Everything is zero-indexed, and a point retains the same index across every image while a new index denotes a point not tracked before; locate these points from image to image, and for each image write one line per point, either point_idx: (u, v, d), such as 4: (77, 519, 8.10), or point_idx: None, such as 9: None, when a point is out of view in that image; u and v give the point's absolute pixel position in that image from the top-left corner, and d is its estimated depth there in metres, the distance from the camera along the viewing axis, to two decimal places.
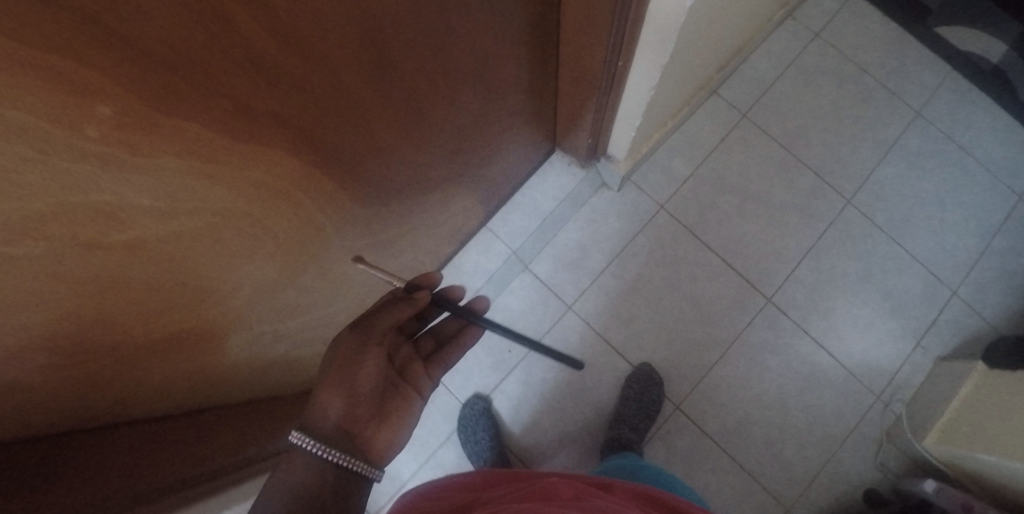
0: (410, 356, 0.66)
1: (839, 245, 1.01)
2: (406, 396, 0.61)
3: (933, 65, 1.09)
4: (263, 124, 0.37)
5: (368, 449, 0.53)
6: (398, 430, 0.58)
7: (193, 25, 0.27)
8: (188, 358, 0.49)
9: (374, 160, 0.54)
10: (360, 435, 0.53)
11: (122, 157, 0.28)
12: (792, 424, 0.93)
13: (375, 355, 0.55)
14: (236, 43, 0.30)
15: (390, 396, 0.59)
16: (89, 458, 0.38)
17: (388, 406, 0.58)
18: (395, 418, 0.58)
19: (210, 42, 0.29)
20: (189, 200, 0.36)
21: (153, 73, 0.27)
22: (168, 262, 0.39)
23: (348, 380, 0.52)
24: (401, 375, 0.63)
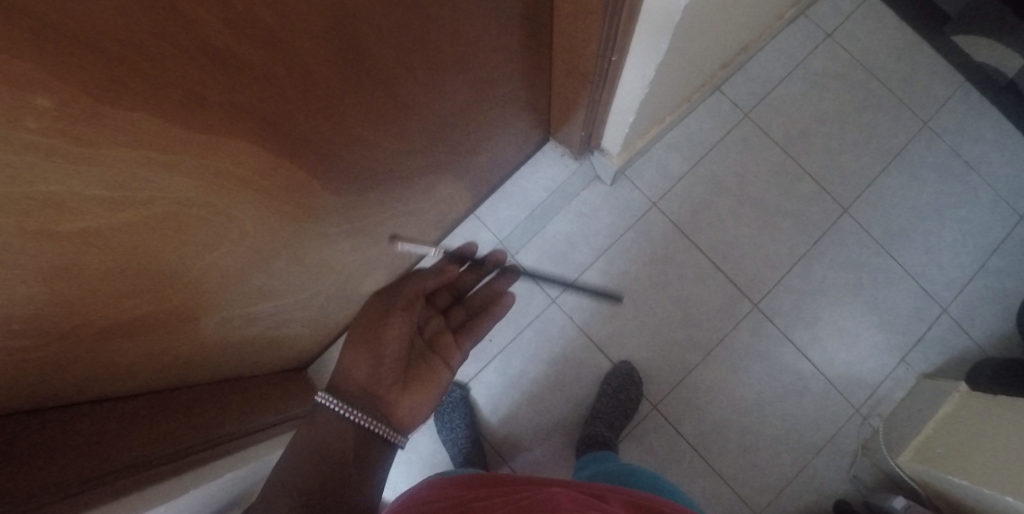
0: (442, 330, 0.74)
1: (832, 254, 1.00)
2: (434, 367, 0.68)
3: (944, 75, 1.06)
4: (220, 114, 0.36)
5: (395, 413, 0.61)
6: (426, 398, 0.65)
7: (142, 15, 0.25)
8: (153, 341, 0.49)
9: (348, 150, 0.53)
10: (386, 396, 0.61)
11: (66, 149, 0.27)
12: (768, 431, 0.93)
13: (398, 323, 0.66)
14: (191, 34, 0.29)
15: (419, 366, 0.67)
16: (50, 441, 0.38)
17: (416, 374, 0.66)
18: (423, 387, 0.65)
19: (160, 33, 0.27)
20: (143, 189, 0.35)
21: (100, 65, 0.25)
22: (125, 250, 0.38)
23: (373, 345, 0.63)
24: (432, 347, 0.71)
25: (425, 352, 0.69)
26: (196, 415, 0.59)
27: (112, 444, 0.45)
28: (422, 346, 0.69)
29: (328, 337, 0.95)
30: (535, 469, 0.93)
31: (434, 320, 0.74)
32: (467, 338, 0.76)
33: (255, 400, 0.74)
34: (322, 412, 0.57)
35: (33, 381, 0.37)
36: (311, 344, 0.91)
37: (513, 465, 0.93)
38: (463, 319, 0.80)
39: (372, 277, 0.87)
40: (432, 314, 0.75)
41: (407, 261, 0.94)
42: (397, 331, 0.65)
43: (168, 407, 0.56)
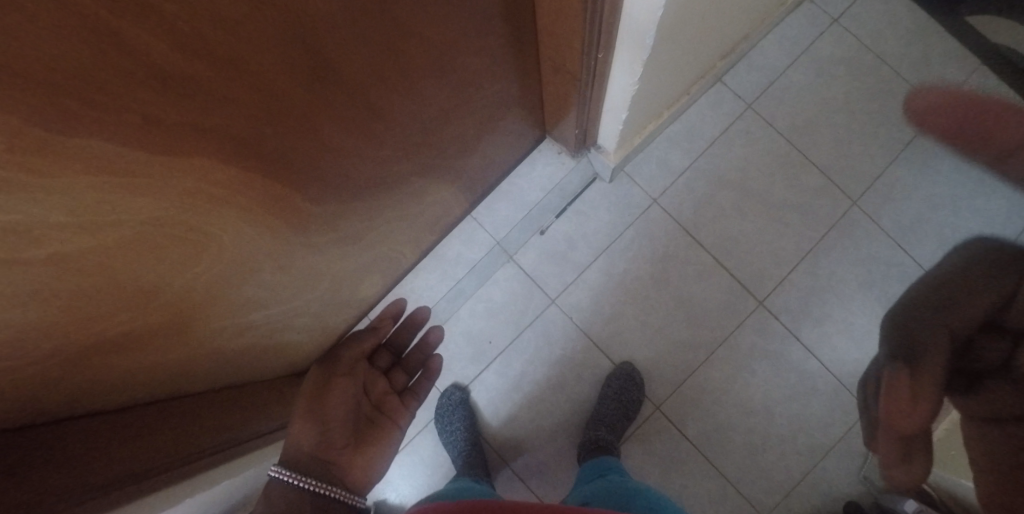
0: (389, 391, 0.72)
1: (841, 248, 0.96)
2: (385, 427, 0.66)
3: (960, 59, 1.01)
4: (180, 135, 0.35)
5: (348, 476, 0.58)
6: (380, 459, 0.63)
7: (81, 46, 0.25)
8: (144, 355, 0.50)
9: (327, 161, 0.53)
10: (337, 462, 0.58)
11: (24, 180, 0.27)
12: (775, 433, 0.91)
13: (341, 387, 0.63)
14: (132, 58, 0.28)
15: (370, 429, 0.64)
16: (48, 453, 0.39)
17: (368, 437, 0.63)
18: (375, 449, 0.63)
19: (105, 61, 0.27)
20: (109, 213, 0.35)
21: (47, 99, 0.25)
22: (102, 271, 0.38)
23: (317, 411, 0.59)
24: (379, 409, 0.68)
25: (374, 414, 0.67)
26: (189, 424, 0.60)
27: (105, 459, 0.45)
28: (370, 408, 0.67)
29: (329, 342, 0.96)
30: (536, 471, 0.92)
31: (380, 381, 0.72)
32: (412, 398, 0.75)
33: (252, 405, 0.75)
34: (274, 486, 0.52)
35: (24, 403, 0.38)
36: (311, 351, 0.92)
37: (514, 467, 0.92)
38: (407, 379, 0.78)
39: (367, 282, 0.87)
40: (377, 374, 0.73)
41: (403, 265, 0.93)
42: (341, 395, 0.63)
43: (161, 419, 0.56)
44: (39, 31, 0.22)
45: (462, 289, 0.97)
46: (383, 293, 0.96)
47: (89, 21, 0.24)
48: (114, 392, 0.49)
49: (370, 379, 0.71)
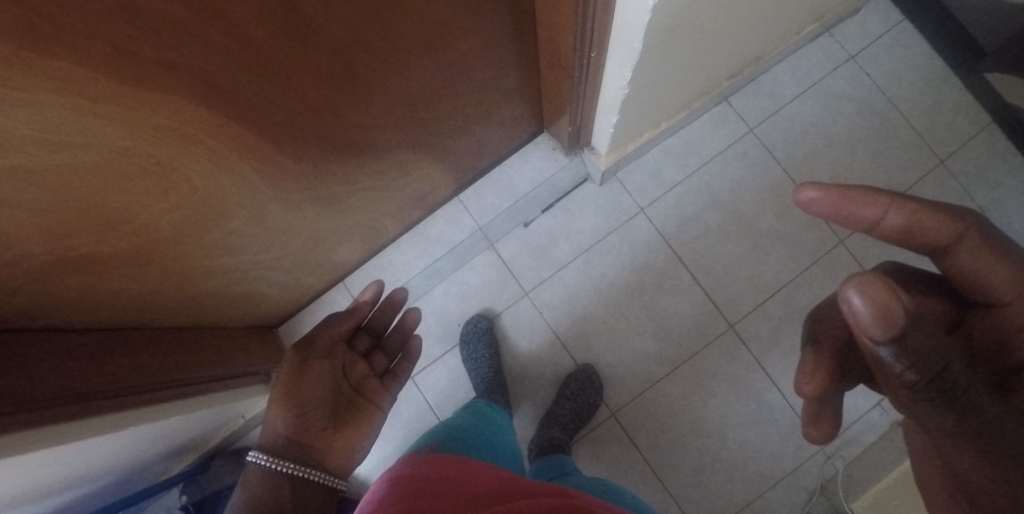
0: (369, 373, 0.73)
1: (820, 285, 0.96)
2: (365, 409, 0.68)
3: (971, 113, 1.00)
4: (150, 68, 0.37)
5: (330, 459, 0.60)
6: (361, 441, 0.64)
7: None
8: (106, 279, 0.51)
9: (310, 120, 0.55)
10: (316, 444, 0.59)
11: None
12: (725, 456, 0.91)
13: (317, 370, 0.64)
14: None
15: (349, 411, 0.66)
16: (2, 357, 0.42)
17: (347, 419, 0.64)
18: (356, 430, 0.64)
19: None
20: (76, 134, 0.37)
21: (24, 21, 0.27)
22: (68, 191, 0.40)
23: (294, 396, 0.60)
24: (359, 391, 0.70)
25: (353, 396, 0.68)
26: (147, 355, 0.62)
27: (58, 371, 0.48)
28: (350, 391, 0.68)
29: (301, 301, 0.97)
30: None
31: (360, 364, 0.73)
32: (393, 380, 0.76)
33: (214, 348, 0.77)
34: (252, 470, 0.55)
35: None
36: (282, 306, 0.94)
37: None
38: (388, 361, 0.79)
39: (344, 247, 0.88)
40: (357, 357, 0.73)
41: (384, 235, 0.95)
42: (317, 380, 0.64)
43: (118, 347, 0.59)
44: None
45: (439, 269, 0.98)
46: (361, 261, 0.98)
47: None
48: (72, 310, 0.51)
49: (350, 361, 0.72)
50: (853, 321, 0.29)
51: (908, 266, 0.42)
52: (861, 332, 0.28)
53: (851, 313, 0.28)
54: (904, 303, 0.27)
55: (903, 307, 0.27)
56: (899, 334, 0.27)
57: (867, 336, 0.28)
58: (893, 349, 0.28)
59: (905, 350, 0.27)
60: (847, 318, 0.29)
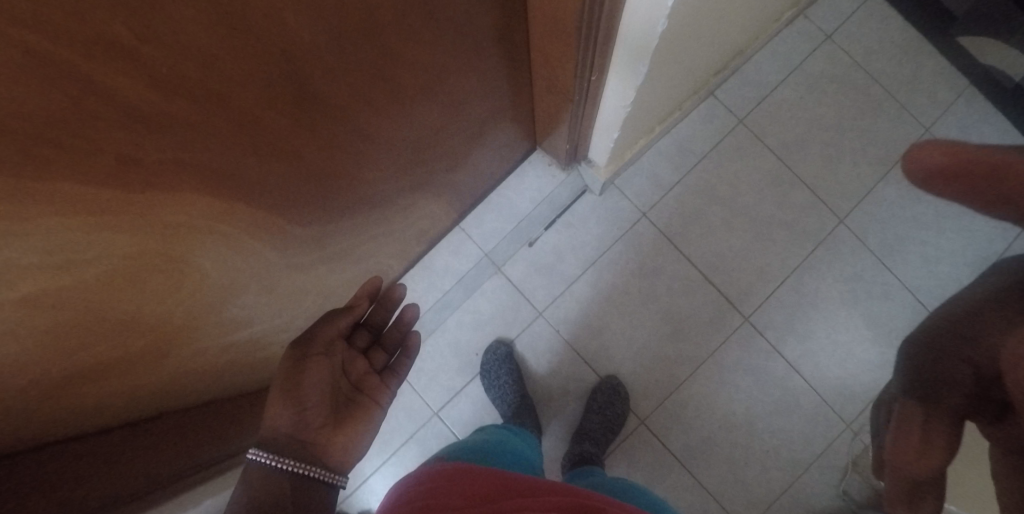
0: (369, 370, 0.66)
1: (827, 266, 0.97)
2: (365, 407, 0.61)
3: (948, 78, 1.02)
4: (159, 172, 0.35)
5: (329, 456, 0.54)
6: (361, 439, 0.58)
7: (50, 91, 0.24)
8: (127, 379, 0.49)
9: (317, 185, 0.53)
10: (315, 443, 0.53)
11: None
12: (757, 447, 0.93)
13: (317, 366, 0.56)
14: (106, 100, 0.28)
15: (349, 408, 0.59)
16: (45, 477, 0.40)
17: (347, 417, 0.58)
18: (357, 427, 0.58)
19: (75, 106, 0.26)
20: (88, 251, 0.34)
21: (20, 146, 0.25)
22: (81, 305, 0.38)
23: (293, 391, 0.53)
24: (359, 387, 0.63)
25: (352, 392, 0.61)
26: (174, 443, 0.59)
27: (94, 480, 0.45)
28: (349, 387, 0.61)
29: None
30: None
31: (359, 361, 0.65)
32: (392, 376, 0.69)
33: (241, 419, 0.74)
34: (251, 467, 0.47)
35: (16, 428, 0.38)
36: None
37: None
38: (387, 358, 0.71)
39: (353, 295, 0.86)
40: (355, 354, 0.65)
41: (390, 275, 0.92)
42: (318, 375, 0.56)
43: (155, 438, 0.56)
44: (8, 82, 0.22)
45: (449, 300, 0.97)
46: None
47: (59, 65, 0.24)
48: (103, 413, 0.48)
49: (349, 357, 0.64)
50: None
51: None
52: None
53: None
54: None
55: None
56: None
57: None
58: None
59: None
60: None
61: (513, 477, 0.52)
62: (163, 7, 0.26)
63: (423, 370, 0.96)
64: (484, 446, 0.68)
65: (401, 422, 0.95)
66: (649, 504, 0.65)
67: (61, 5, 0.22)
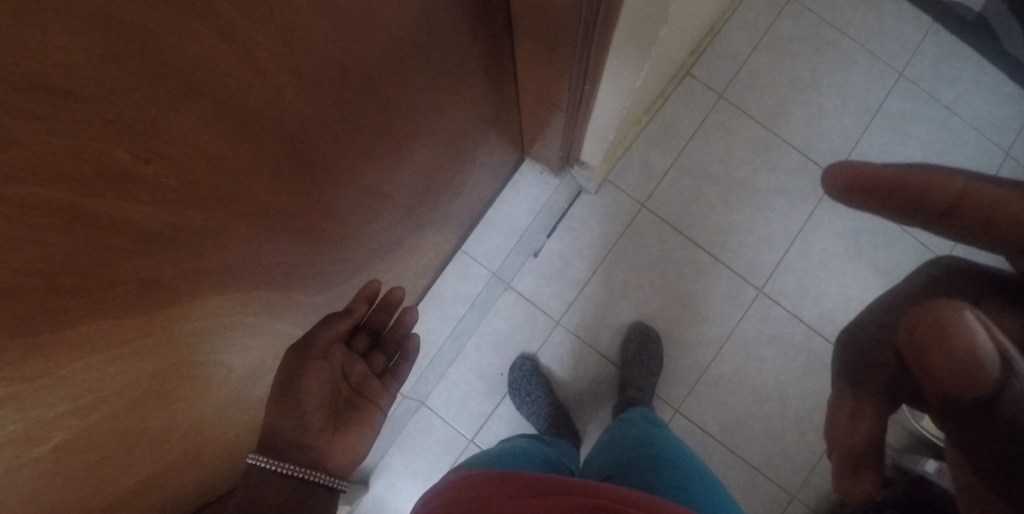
0: (371, 374, 0.60)
1: (828, 224, 0.98)
2: (367, 411, 0.56)
3: (913, 19, 1.03)
4: (177, 284, 0.32)
5: (332, 459, 0.50)
6: (363, 443, 0.54)
7: (58, 238, 0.22)
8: (173, 482, 0.46)
9: (327, 251, 0.50)
10: (317, 447, 0.49)
11: (20, 389, 0.24)
12: (791, 413, 0.94)
13: (317, 373, 0.51)
14: (116, 230, 0.25)
15: (351, 412, 0.55)
16: None
17: (349, 420, 0.54)
18: (360, 433, 0.54)
19: (84, 244, 0.23)
20: (117, 381, 0.32)
21: (32, 303, 0.22)
22: (117, 430, 0.35)
23: (291, 396, 0.49)
24: (360, 391, 0.57)
25: (352, 396, 0.56)
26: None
27: None
28: (350, 391, 0.56)
29: None
30: None
31: (359, 363, 0.59)
32: (392, 380, 0.62)
33: None
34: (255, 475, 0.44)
35: None
36: None
37: None
38: (386, 361, 0.65)
39: None
40: (355, 356, 0.59)
41: None
42: (318, 380, 0.51)
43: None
44: (10, 245, 0.20)
45: (465, 326, 0.95)
46: None
47: (60, 209, 0.21)
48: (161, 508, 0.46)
49: (349, 361, 0.58)
50: (933, 337, 0.26)
51: (971, 265, 0.34)
52: (939, 354, 0.26)
53: (943, 332, 0.26)
54: (998, 347, 0.24)
55: (1002, 348, 0.24)
56: (995, 388, 0.25)
57: (944, 359, 0.26)
58: (947, 370, 0.26)
59: (960, 378, 0.25)
60: (923, 335, 0.27)
61: (525, 476, 0.49)
62: (167, 119, 0.24)
63: (452, 400, 0.95)
64: (522, 451, 0.69)
65: (439, 456, 0.93)
66: (676, 484, 0.56)
67: (56, 147, 0.19)
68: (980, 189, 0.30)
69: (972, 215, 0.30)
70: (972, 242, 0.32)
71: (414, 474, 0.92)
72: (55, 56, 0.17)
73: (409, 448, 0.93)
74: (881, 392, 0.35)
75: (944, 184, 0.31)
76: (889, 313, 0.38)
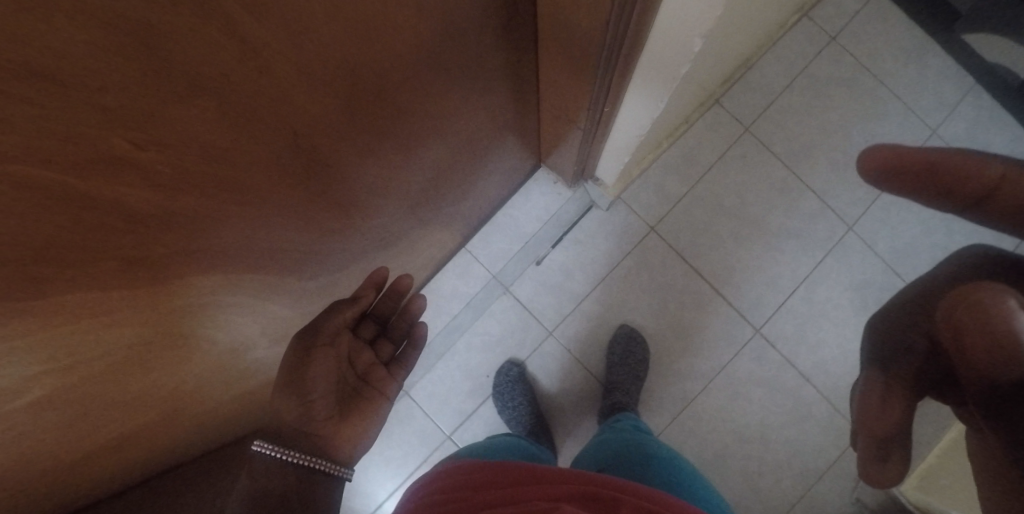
0: (376, 362, 0.60)
1: (836, 274, 0.96)
2: (372, 399, 0.57)
3: (956, 77, 1.01)
4: (164, 263, 0.33)
5: (339, 447, 0.52)
6: (369, 431, 0.55)
7: (49, 216, 0.22)
8: (148, 442, 0.48)
9: (323, 240, 0.51)
10: (322, 435, 0.50)
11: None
12: (771, 458, 0.93)
13: (323, 362, 0.51)
14: (105, 209, 0.25)
15: (357, 400, 0.55)
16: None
17: (355, 409, 0.55)
18: (365, 420, 0.55)
19: (73, 222, 0.24)
20: (97, 345, 0.33)
21: (17, 275, 0.23)
22: (95, 391, 0.36)
23: (297, 384, 0.49)
24: (366, 379, 0.58)
25: (358, 385, 0.57)
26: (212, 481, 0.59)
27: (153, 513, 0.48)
28: (356, 379, 0.57)
29: None
30: None
31: (366, 352, 0.59)
32: (399, 369, 0.63)
33: None
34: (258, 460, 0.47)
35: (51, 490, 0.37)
36: None
37: None
38: (393, 349, 0.65)
39: None
40: (362, 345, 0.60)
41: None
42: (325, 370, 0.51)
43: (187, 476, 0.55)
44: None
45: (457, 324, 0.96)
46: None
47: (50, 189, 0.21)
48: (134, 465, 0.47)
49: (355, 348, 0.58)
50: (968, 316, 0.27)
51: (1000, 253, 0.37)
52: (975, 334, 0.26)
53: (980, 312, 0.26)
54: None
55: None
56: None
57: (980, 337, 0.26)
58: (981, 351, 0.26)
59: (996, 356, 0.25)
60: (961, 315, 0.27)
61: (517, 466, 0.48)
62: (164, 110, 0.24)
63: (434, 394, 0.95)
64: (514, 447, 0.69)
65: (414, 448, 0.94)
66: (676, 481, 0.56)
67: (55, 132, 0.19)
68: (1017, 177, 0.31)
69: (1005, 201, 0.32)
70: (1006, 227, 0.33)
71: (388, 461, 0.93)
72: (63, 52, 0.17)
73: (386, 436, 0.94)
74: (907, 377, 0.37)
75: (981, 169, 0.32)
76: (923, 299, 0.38)
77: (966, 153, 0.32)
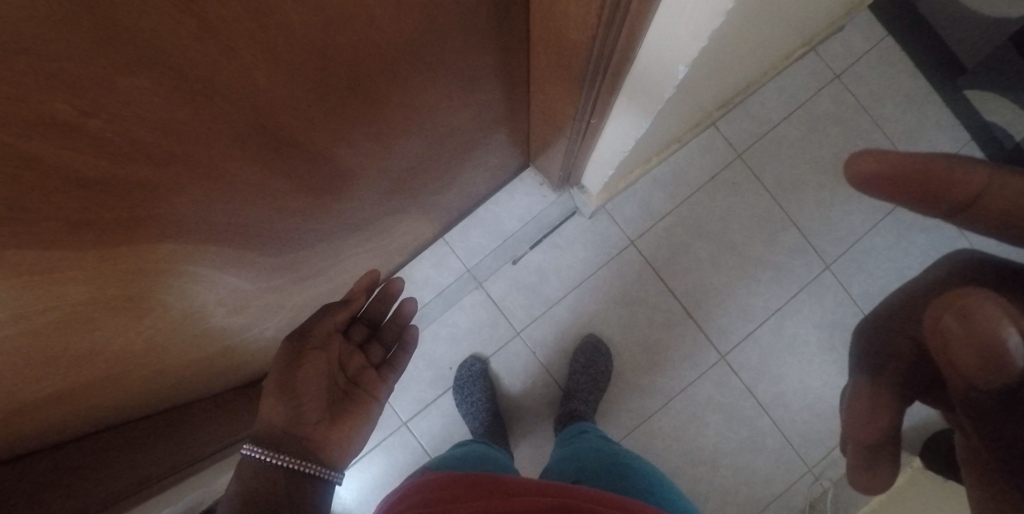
0: (366, 365, 0.62)
1: (807, 310, 0.97)
2: (362, 402, 0.58)
3: (951, 130, 1.01)
4: (108, 228, 0.32)
5: (329, 450, 0.52)
6: (360, 436, 0.56)
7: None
8: (102, 397, 0.48)
9: (286, 218, 0.51)
10: (312, 438, 0.51)
11: None
12: (719, 482, 0.95)
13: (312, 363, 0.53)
14: (50, 172, 0.25)
15: (347, 403, 0.56)
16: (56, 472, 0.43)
17: (347, 412, 0.55)
18: (357, 424, 0.55)
19: (14, 183, 0.24)
20: (45, 301, 0.33)
21: None
22: (46, 345, 0.36)
23: (287, 385, 0.51)
24: (356, 383, 0.59)
25: (349, 388, 0.58)
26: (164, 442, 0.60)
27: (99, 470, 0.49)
28: (347, 383, 0.58)
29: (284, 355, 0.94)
30: None
31: (355, 355, 0.61)
32: (389, 371, 0.65)
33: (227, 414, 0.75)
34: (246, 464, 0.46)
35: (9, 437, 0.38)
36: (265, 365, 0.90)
37: None
38: (384, 354, 0.67)
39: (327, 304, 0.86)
40: (351, 348, 0.62)
41: None
42: (314, 369, 0.53)
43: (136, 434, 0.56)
44: None
45: (427, 313, 0.96)
46: None
47: None
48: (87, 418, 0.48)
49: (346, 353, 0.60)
50: (958, 328, 0.29)
51: (987, 258, 0.38)
52: (970, 347, 0.28)
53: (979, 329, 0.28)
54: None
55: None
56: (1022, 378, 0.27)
57: (974, 349, 0.28)
58: (975, 366, 0.29)
59: (988, 368, 0.28)
60: (953, 326, 0.29)
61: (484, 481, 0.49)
62: (116, 81, 0.24)
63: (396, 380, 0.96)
64: (486, 457, 0.70)
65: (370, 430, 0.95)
66: (649, 489, 0.57)
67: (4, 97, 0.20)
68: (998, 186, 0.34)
69: (991, 203, 0.34)
70: (993, 233, 0.36)
71: None
72: (21, 25, 0.17)
73: None
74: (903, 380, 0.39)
75: (969, 175, 0.35)
76: (906, 307, 0.40)
77: (955, 160, 0.35)
